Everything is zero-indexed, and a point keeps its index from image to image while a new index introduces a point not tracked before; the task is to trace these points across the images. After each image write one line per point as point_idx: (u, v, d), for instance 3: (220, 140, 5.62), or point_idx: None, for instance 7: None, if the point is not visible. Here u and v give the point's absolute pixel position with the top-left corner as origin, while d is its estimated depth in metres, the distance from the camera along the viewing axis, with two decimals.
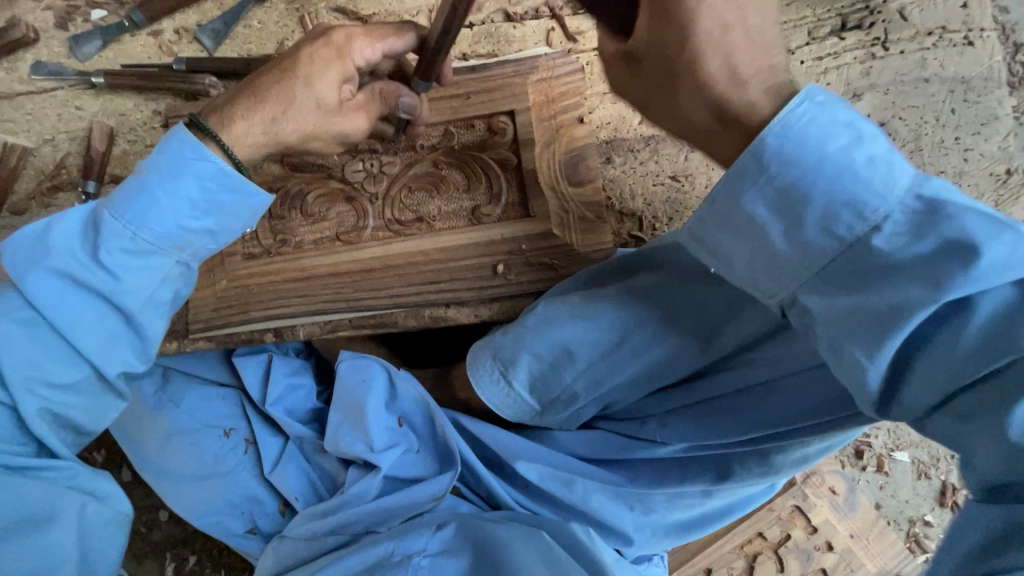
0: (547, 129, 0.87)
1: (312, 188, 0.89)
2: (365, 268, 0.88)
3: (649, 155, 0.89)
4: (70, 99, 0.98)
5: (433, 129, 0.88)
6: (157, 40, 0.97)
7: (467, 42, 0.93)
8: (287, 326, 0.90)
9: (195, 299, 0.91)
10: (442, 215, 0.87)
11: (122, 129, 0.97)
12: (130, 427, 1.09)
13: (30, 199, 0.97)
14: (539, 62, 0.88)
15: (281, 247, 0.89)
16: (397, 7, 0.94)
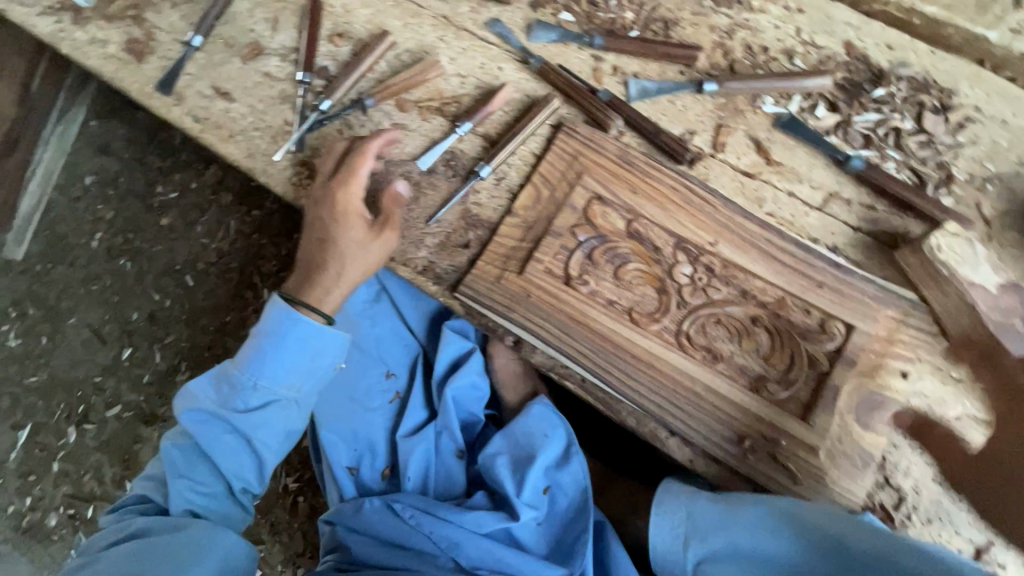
0: (868, 361, 0.86)
1: (635, 258, 0.93)
2: (631, 353, 0.90)
3: (947, 452, 0.84)
4: (499, 59, 1.10)
5: (772, 289, 0.89)
6: (595, 64, 1.07)
7: (844, 239, 0.93)
8: (530, 344, 0.94)
9: (477, 269, 0.97)
10: (727, 363, 0.88)
11: (518, 105, 1.07)
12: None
13: (416, 105, 1.10)
14: (901, 303, 0.87)
15: (576, 282, 0.93)
16: (804, 169, 0.97)
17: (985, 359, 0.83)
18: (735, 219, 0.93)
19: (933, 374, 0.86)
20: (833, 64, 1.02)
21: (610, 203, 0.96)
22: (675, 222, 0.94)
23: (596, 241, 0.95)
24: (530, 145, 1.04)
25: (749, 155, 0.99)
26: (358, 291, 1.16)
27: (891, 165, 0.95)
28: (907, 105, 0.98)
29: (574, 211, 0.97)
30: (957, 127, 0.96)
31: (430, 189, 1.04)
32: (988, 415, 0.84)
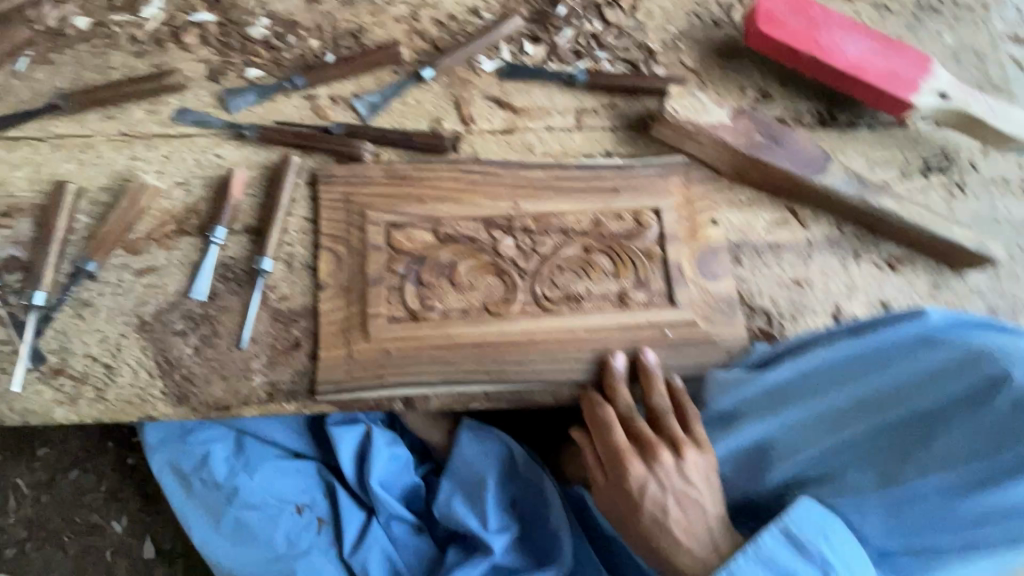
0: (685, 227, 0.95)
1: (457, 258, 0.91)
2: (510, 342, 0.88)
3: (774, 258, 0.97)
4: (211, 146, 0.98)
5: (583, 216, 0.94)
6: (312, 103, 1.00)
7: (611, 141, 1.01)
8: (420, 394, 0.87)
9: (325, 360, 0.88)
10: (590, 299, 0.91)
11: (261, 180, 0.97)
12: (199, 493, 1.03)
13: (150, 239, 0.94)
14: (678, 169, 0.98)
15: (422, 313, 0.89)
16: (547, 101, 1.03)
17: (755, 173, 0.98)
18: (521, 175, 0.96)
19: (731, 209, 0.99)
20: (513, 5, 1.08)
21: (408, 223, 0.92)
22: (474, 207, 0.94)
23: (416, 264, 0.91)
24: (298, 214, 0.95)
25: (496, 115, 1.01)
26: (217, 452, 1.03)
27: (606, 64, 1.05)
28: (588, 11, 1.08)
29: (380, 250, 0.91)
30: (632, 11, 1.09)
31: (223, 314, 0.91)
32: (781, 214, 0.99)
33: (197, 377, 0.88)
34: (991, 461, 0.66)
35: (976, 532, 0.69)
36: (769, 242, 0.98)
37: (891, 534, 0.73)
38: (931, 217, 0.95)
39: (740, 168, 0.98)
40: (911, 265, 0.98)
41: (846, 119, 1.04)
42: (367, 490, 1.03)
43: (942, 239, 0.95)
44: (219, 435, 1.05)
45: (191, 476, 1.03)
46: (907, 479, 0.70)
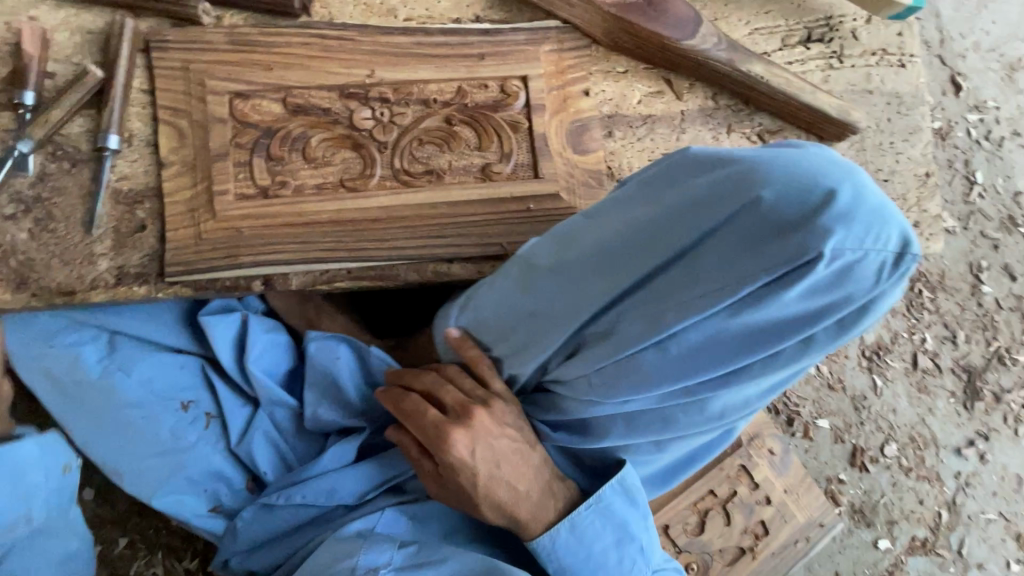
0: (555, 98, 0.92)
1: (307, 131, 0.86)
2: (369, 218, 0.86)
3: (646, 132, 0.95)
4: (24, 8, 0.87)
5: (447, 85, 0.89)
6: None
7: (481, 6, 0.94)
8: (278, 274, 0.85)
9: (172, 241, 0.84)
10: (450, 173, 0.88)
11: (87, 47, 0.87)
12: (70, 398, 0.99)
13: None
14: (551, 34, 0.92)
15: (272, 189, 0.85)
16: None
17: (628, 35, 0.93)
18: (378, 38, 0.88)
19: (607, 80, 0.95)
20: None
21: (253, 93, 0.86)
22: (326, 73, 0.87)
23: (265, 137, 0.85)
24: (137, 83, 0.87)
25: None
26: (86, 353, 0.99)
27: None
28: None
29: (223, 122, 0.84)
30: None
31: (59, 195, 0.84)
32: (657, 86, 0.96)
33: (35, 262, 0.83)
34: (748, 281, 0.57)
35: (745, 359, 0.62)
36: (640, 115, 0.96)
37: (671, 377, 0.65)
38: (794, 83, 0.94)
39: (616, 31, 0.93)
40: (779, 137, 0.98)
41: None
42: (247, 378, 1.01)
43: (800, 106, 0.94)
44: (84, 336, 0.99)
45: (59, 380, 0.99)
46: (666, 319, 0.62)
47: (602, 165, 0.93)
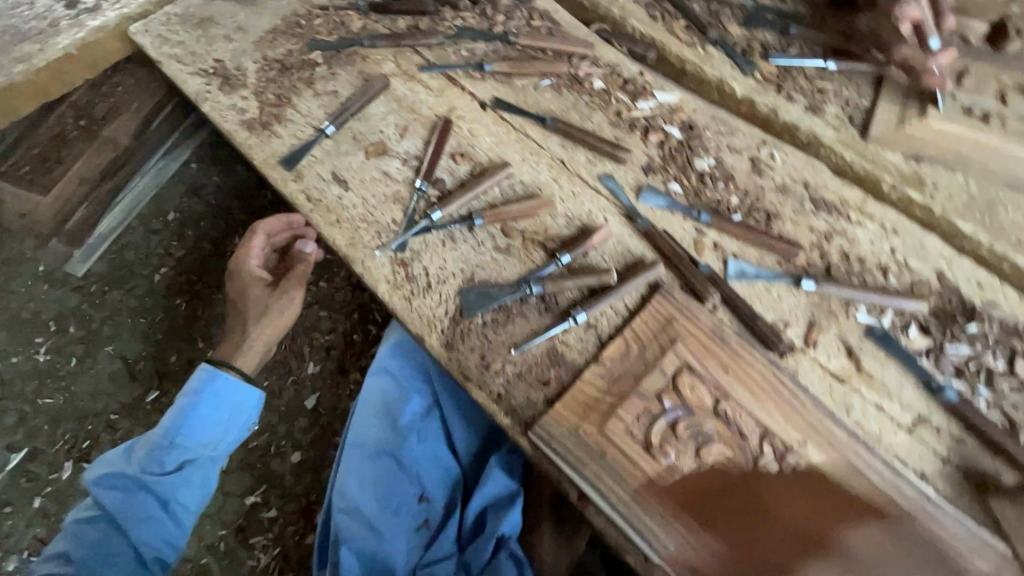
0: (697, 291, 1.08)
1: (511, 268, 1.13)
2: (533, 340, 1.05)
3: (768, 345, 1.03)
4: (353, 137, 1.31)
5: (613, 259, 1.12)
6: (433, 129, 1.31)
7: (654, 210, 1.18)
8: (447, 350, 1.06)
9: (387, 302, 1.12)
10: (606, 332, 1.06)
11: (377, 168, 1.27)
12: (363, 418, 1.23)
13: (292, 185, 1.26)
14: (700, 246, 1.13)
15: (464, 302, 1.09)
16: (609, 170, 1.23)
17: (783, 266, 1.11)
18: (586, 223, 1.17)
19: (744, 290, 1.09)
20: (610, 96, 1.34)
21: (483, 234, 1.17)
22: (540, 234, 1.16)
23: (465, 260, 1.15)
24: (412, 200, 1.21)
25: (594, 168, 1.24)
26: (412, 403, 1.23)
27: (699, 152, 1.25)
28: (665, 112, 1.31)
29: (456, 246, 1.16)
30: (739, 118, 1.31)
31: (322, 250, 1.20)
32: (785, 312, 1.06)
33: None
34: None
35: None
36: (781, 329, 1.05)
37: None
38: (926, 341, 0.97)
39: (776, 263, 1.11)
40: (916, 395, 0.99)
41: (891, 248, 1.13)
42: (474, 467, 1.24)
43: (923, 375, 1.00)
44: (417, 387, 1.24)
45: (374, 407, 1.23)
46: None
47: (741, 362, 0.99)
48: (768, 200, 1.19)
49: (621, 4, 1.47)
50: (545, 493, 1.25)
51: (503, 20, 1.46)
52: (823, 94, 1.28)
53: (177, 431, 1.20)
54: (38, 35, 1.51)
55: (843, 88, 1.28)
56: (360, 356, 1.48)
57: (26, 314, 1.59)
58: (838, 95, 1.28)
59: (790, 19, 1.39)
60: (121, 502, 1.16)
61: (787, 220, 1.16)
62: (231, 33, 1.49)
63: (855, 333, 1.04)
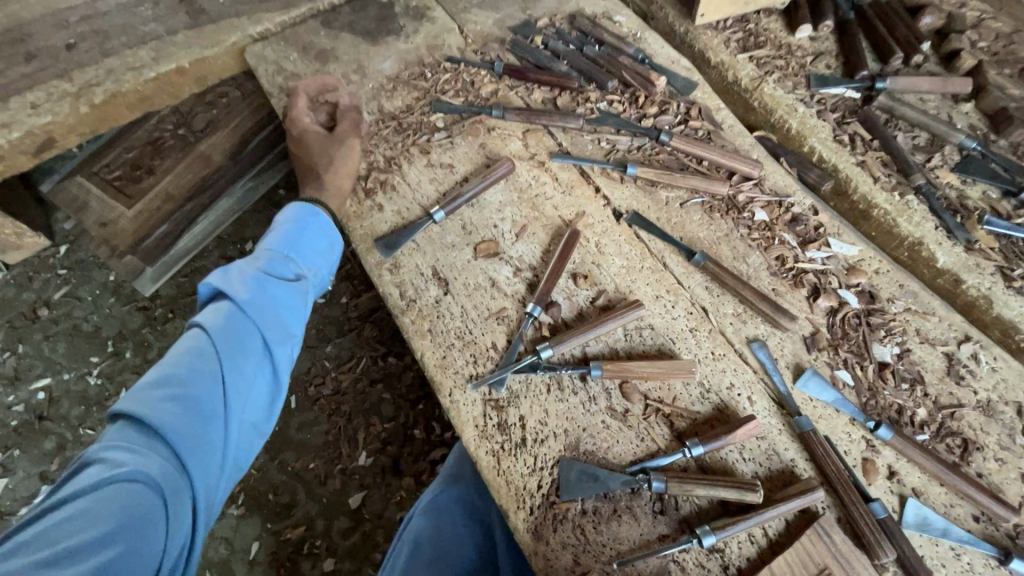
0: (861, 539, 0.84)
1: (626, 442, 0.93)
2: (640, 554, 0.85)
3: None
4: (463, 228, 1.13)
5: (755, 462, 0.90)
6: (556, 235, 1.12)
7: (814, 403, 0.94)
8: (533, 536, 0.87)
9: (472, 449, 0.94)
10: (735, 564, 0.84)
11: (484, 272, 1.09)
12: (415, 568, 0.95)
13: (387, 273, 1.09)
14: (870, 470, 0.89)
15: (562, 476, 0.90)
16: (764, 335, 1.00)
17: (979, 524, 0.86)
18: (726, 403, 0.95)
19: (921, 548, 0.84)
20: (773, 233, 1.10)
21: (598, 389, 0.96)
22: (667, 405, 0.95)
23: (570, 419, 0.95)
24: (520, 325, 1.02)
25: (743, 329, 1.01)
26: (466, 557, 0.99)
27: (881, 333, 1.00)
28: (842, 269, 1.06)
29: (563, 397, 0.96)
30: (935, 294, 1.05)
31: None
32: None
33: None
34: None
35: None
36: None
37: None
38: None
39: (971, 517, 0.86)
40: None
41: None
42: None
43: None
44: (473, 538, 1.02)
45: (428, 556, 0.97)
46: None
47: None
48: (967, 420, 0.93)
49: (801, 117, 1.23)
50: None
51: (655, 111, 1.25)
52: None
53: (185, 369, 0.82)
54: (154, 40, 1.40)
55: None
56: (418, 458, 1.31)
57: (88, 328, 1.51)
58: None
59: (1018, 176, 1.12)
60: (21, 557, 0.61)
61: (988, 457, 0.90)
62: (349, 72, 1.34)
63: None
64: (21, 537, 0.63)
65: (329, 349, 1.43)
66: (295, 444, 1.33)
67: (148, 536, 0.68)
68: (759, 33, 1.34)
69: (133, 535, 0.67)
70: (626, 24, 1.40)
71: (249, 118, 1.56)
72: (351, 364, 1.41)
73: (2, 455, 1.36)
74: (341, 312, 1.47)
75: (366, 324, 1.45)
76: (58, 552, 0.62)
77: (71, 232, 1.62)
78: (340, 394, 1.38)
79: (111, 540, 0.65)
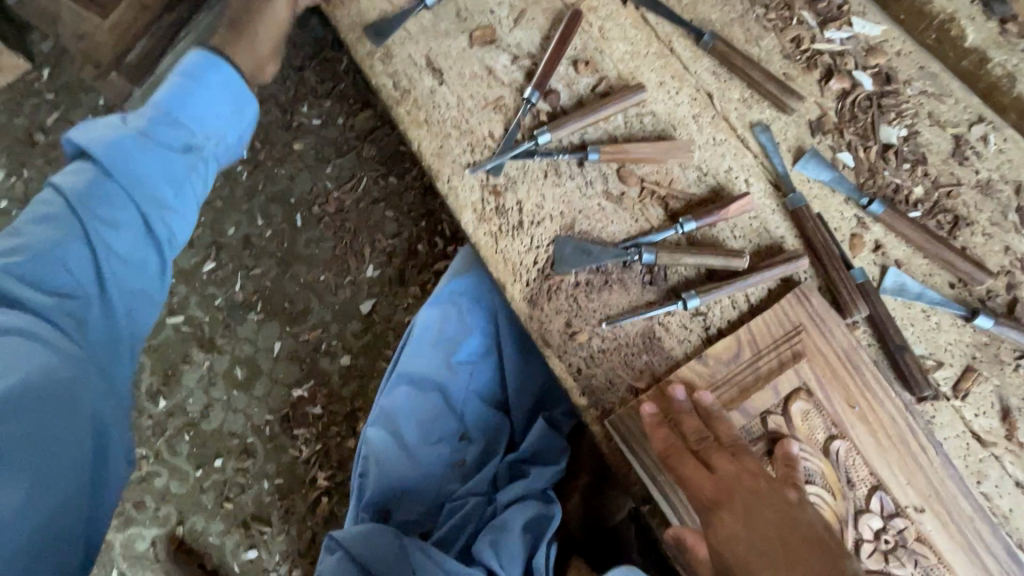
0: (836, 301, 0.89)
1: (620, 222, 0.95)
2: (628, 317, 0.91)
3: (900, 380, 0.86)
4: (457, 14, 1.05)
5: (745, 237, 0.93)
6: (556, 20, 1.04)
7: (812, 183, 0.94)
8: (530, 304, 0.93)
9: (471, 232, 0.97)
10: (716, 325, 0.90)
11: (480, 61, 1.03)
12: (417, 346, 1.10)
13: (380, 65, 1.05)
14: (857, 244, 0.92)
15: (557, 252, 0.93)
16: (769, 120, 0.97)
17: (954, 290, 0.90)
18: (721, 185, 0.95)
19: (893, 311, 0.89)
20: (793, 13, 1.02)
21: (595, 173, 0.96)
22: (663, 187, 0.95)
23: (568, 203, 0.96)
24: (517, 113, 1.00)
25: (748, 113, 0.98)
26: (471, 340, 1.11)
27: (891, 116, 0.97)
28: (861, 50, 1.00)
29: (560, 182, 0.97)
30: (957, 78, 0.99)
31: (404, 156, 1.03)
32: (934, 348, 0.88)
33: None
34: None
35: None
36: (930, 367, 0.87)
37: None
38: None
39: (948, 285, 0.90)
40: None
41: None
42: (526, 418, 1.12)
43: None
44: (481, 325, 1.11)
45: (434, 338, 1.10)
46: None
47: (870, 401, 0.84)
48: (963, 199, 0.93)
49: None
50: (582, 488, 1.13)
51: None
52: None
53: (34, 248, 0.82)
54: None
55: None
56: (423, 270, 1.37)
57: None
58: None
59: None
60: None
61: (977, 233, 0.92)
62: None
63: (1012, 392, 0.87)
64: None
65: (329, 169, 1.41)
66: (305, 257, 1.38)
67: (34, 410, 0.78)
68: None
69: (14, 412, 0.77)
70: None
71: None
72: (352, 183, 1.41)
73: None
74: (338, 131, 1.43)
75: (364, 142, 1.42)
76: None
77: (51, 53, 1.54)
78: (343, 212, 1.40)
79: (1, 395, 0.76)
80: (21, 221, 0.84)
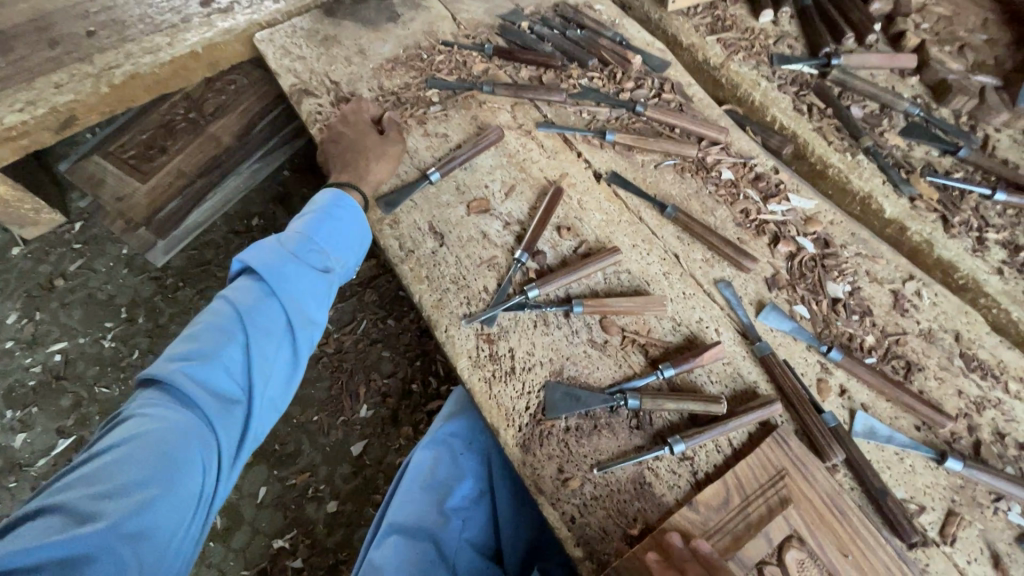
0: (814, 443, 0.94)
1: (605, 368, 1.02)
2: (619, 462, 0.94)
3: (887, 527, 0.88)
4: (457, 189, 1.24)
5: (721, 383, 1.00)
6: (541, 194, 1.23)
7: (775, 332, 1.05)
8: (526, 449, 0.96)
9: (467, 378, 1.03)
10: (703, 470, 0.93)
11: (476, 227, 1.19)
12: (408, 493, 1.08)
13: (388, 229, 1.19)
14: (825, 389, 0.99)
15: (548, 398, 0.99)
16: (730, 277, 1.11)
17: (921, 433, 0.96)
18: (695, 334, 1.05)
19: (869, 455, 0.94)
20: (739, 191, 1.22)
21: (580, 323, 1.06)
22: (643, 336, 1.05)
23: (557, 351, 1.04)
24: (510, 270, 1.12)
25: (711, 271, 1.12)
26: (464, 484, 1.10)
27: (834, 274, 1.11)
28: (800, 220, 1.18)
29: (549, 331, 1.06)
30: (883, 242, 1.16)
31: None
32: (913, 491, 0.91)
33: None
34: None
35: None
36: (913, 511, 0.89)
37: None
38: None
39: (914, 427, 0.96)
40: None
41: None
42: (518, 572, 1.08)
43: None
44: (473, 468, 1.12)
45: (426, 484, 1.09)
46: None
47: (862, 548, 0.85)
48: (911, 346, 1.04)
49: (764, 90, 1.35)
50: None
51: (632, 86, 1.36)
52: (988, 234, 1.13)
53: (207, 345, 0.90)
54: (170, 28, 1.51)
55: (1012, 229, 1.14)
56: (416, 410, 1.40)
57: (103, 296, 1.62)
58: (1007, 239, 1.13)
59: (958, 139, 1.24)
60: (83, 486, 0.73)
61: (929, 378, 1.01)
62: (351, 55, 1.46)
63: (996, 537, 0.88)
64: (89, 468, 0.75)
65: (332, 313, 1.51)
66: (300, 399, 1.41)
67: (185, 473, 0.79)
68: (727, 18, 1.46)
69: (170, 469, 0.78)
70: (605, 12, 1.52)
71: (257, 104, 1.67)
72: (352, 326, 1.49)
73: (23, 412, 1.46)
74: None
75: (366, 289, 1.54)
76: (99, 490, 0.73)
77: (87, 209, 1.72)
78: (342, 352, 1.46)
79: (138, 485, 0.75)
80: (199, 330, 0.92)
